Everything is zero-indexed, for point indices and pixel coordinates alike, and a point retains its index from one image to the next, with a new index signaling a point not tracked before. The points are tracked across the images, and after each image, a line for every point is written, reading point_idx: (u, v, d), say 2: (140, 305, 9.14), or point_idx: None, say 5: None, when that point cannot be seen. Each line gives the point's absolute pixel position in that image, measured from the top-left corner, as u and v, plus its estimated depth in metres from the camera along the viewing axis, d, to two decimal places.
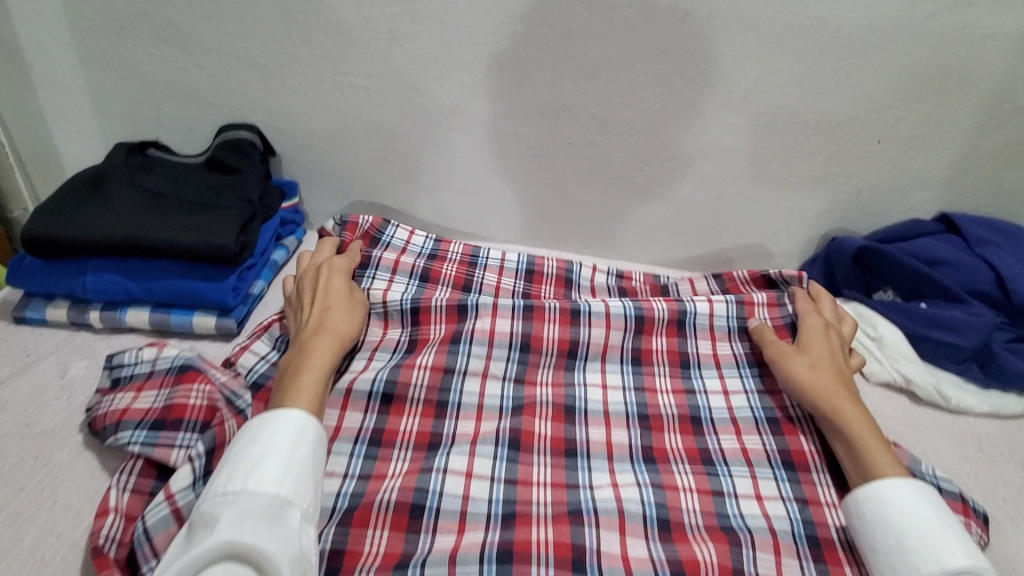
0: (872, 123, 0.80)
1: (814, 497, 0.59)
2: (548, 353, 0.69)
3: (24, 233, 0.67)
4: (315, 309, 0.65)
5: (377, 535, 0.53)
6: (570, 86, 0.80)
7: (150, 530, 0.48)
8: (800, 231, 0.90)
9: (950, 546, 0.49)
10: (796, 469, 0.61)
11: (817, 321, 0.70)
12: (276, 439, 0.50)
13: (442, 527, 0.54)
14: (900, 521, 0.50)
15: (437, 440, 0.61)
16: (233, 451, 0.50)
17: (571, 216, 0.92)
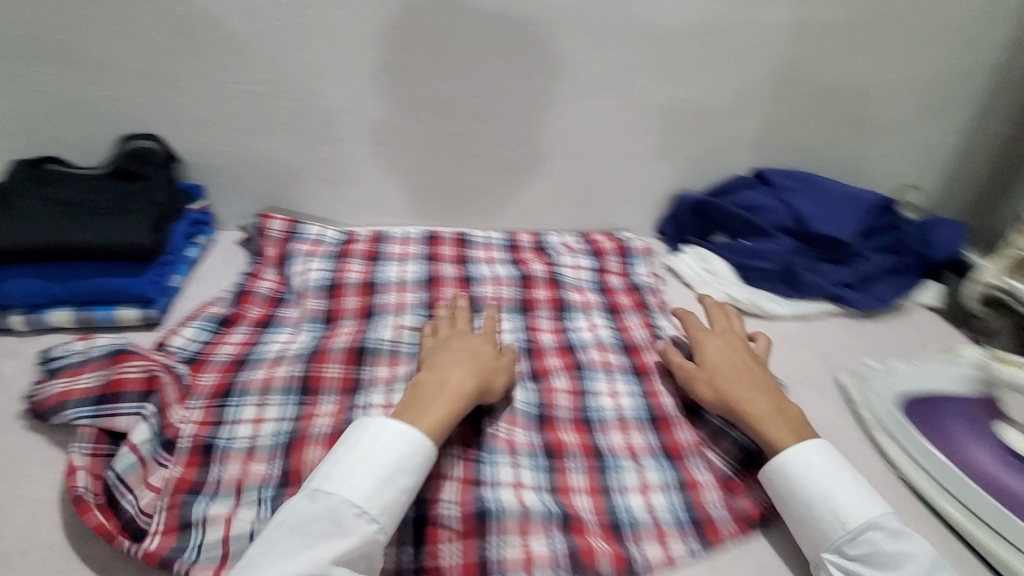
0: (696, 99, 0.99)
1: (655, 389, 0.74)
2: (450, 308, 0.83)
3: None
4: (455, 355, 0.66)
5: (316, 453, 0.62)
6: (447, 82, 0.93)
7: (121, 474, 0.58)
8: (655, 193, 1.08)
9: (855, 507, 0.55)
10: (643, 376, 0.76)
11: (705, 333, 0.76)
12: (397, 464, 0.53)
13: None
14: (808, 492, 0.56)
15: (359, 382, 0.71)
16: (363, 455, 0.53)
17: (465, 196, 1.05)
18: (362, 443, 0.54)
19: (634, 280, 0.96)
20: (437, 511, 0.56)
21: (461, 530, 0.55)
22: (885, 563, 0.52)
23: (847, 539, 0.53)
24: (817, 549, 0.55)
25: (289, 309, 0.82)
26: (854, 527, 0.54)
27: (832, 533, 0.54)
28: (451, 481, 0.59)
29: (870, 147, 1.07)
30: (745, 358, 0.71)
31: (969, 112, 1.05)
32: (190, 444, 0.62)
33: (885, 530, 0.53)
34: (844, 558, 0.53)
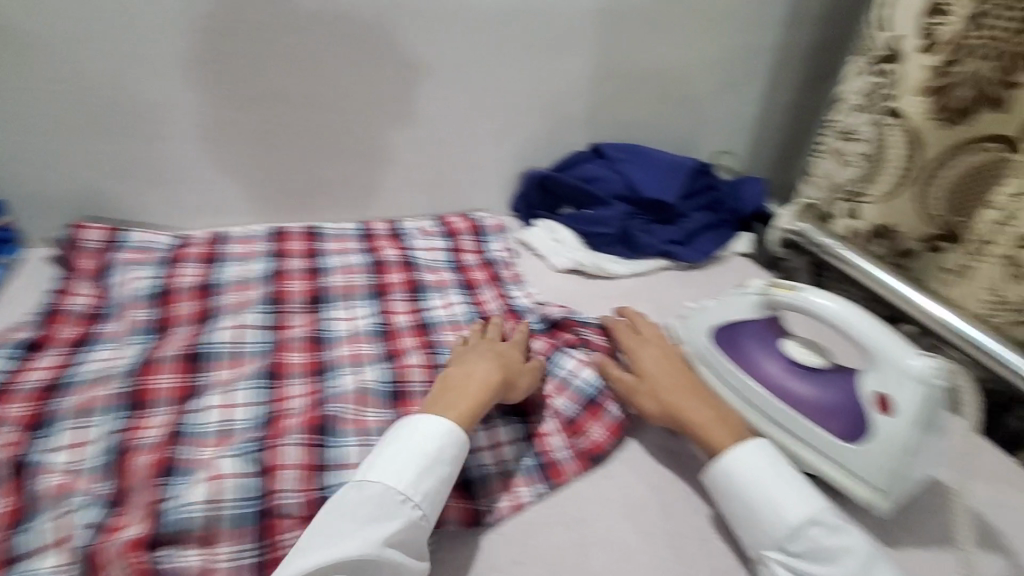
0: (527, 81, 1.04)
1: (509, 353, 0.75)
2: (296, 302, 0.80)
3: None
4: (487, 351, 0.67)
5: (145, 458, 0.58)
6: (275, 71, 0.90)
7: None
8: (504, 173, 1.12)
9: (793, 502, 0.54)
10: None
11: (637, 341, 0.72)
12: (437, 454, 0.55)
13: (205, 442, 0.61)
14: (746, 492, 0.56)
15: (196, 390, 0.67)
16: (405, 443, 0.55)
17: (312, 190, 1.02)
18: (403, 434, 0.56)
19: (488, 257, 0.98)
20: (277, 502, 0.55)
21: (305, 516, 0.54)
22: (825, 556, 0.51)
23: (788, 538, 0.52)
24: (761, 547, 0.54)
25: (112, 323, 0.75)
26: (795, 522, 0.53)
27: (774, 532, 0.53)
28: (291, 470, 0.57)
29: (685, 118, 1.19)
30: (679, 364, 0.68)
31: (763, 83, 1.20)
32: (5, 469, 0.57)
33: (825, 525, 0.52)
34: (787, 555, 0.53)
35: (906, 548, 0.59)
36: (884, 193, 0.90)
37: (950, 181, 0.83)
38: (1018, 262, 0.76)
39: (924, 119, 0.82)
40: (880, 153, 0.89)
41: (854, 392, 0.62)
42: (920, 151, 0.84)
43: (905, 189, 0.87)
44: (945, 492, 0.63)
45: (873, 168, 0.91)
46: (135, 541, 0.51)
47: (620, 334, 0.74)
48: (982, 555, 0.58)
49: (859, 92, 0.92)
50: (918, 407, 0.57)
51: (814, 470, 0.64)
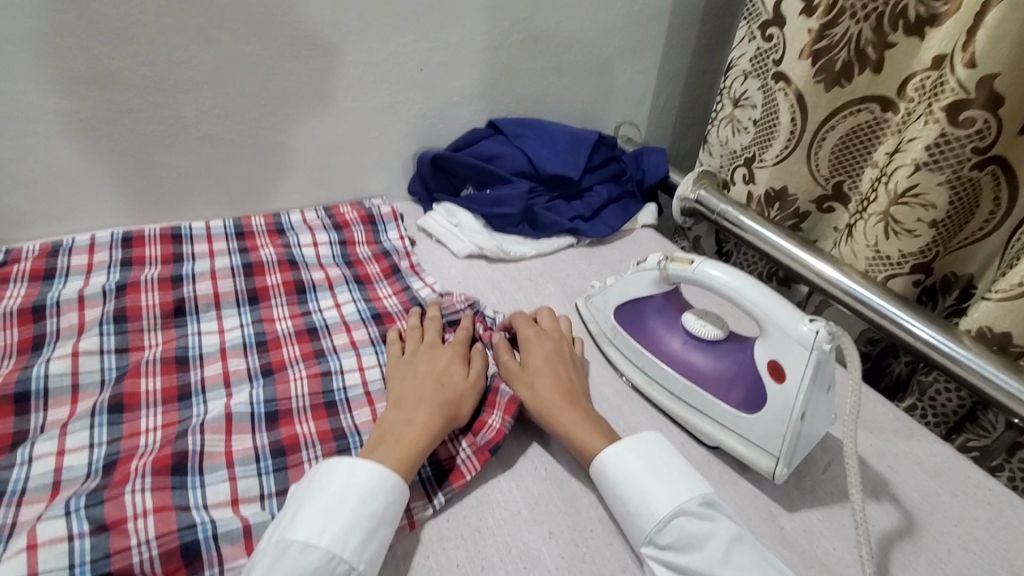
0: (410, 54, 0.95)
1: None
2: (151, 316, 0.69)
3: None
4: (425, 377, 0.61)
5: None
6: (100, 49, 0.76)
7: None
8: (396, 154, 1.04)
9: (660, 493, 0.52)
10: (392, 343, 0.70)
11: (534, 331, 0.69)
12: (383, 508, 0.49)
13: (29, 499, 0.51)
14: (620, 488, 0.53)
15: (23, 437, 0.56)
16: (354, 500, 0.48)
17: (172, 184, 0.89)
18: (353, 486, 0.49)
19: (383, 246, 0.89)
20: (126, 562, 0.46)
21: (166, 572, 0.46)
22: (693, 544, 0.49)
23: (656, 530, 0.50)
24: (639, 543, 0.52)
25: None
26: (662, 516, 0.50)
27: (643, 525, 0.51)
28: (139, 518, 0.48)
29: (581, 89, 1.16)
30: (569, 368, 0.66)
31: (658, 50, 1.18)
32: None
33: (692, 514, 0.50)
34: (659, 548, 0.50)
35: (802, 511, 0.59)
36: (776, 158, 0.90)
37: (832, 144, 0.86)
38: (893, 220, 0.78)
39: (808, 82, 0.82)
40: (770, 118, 0.89)
41: (750, 361, 0.62)
42: (805, 114, 0.84)
43: (794, 152, 0.88)
44: (837, 450, 0.64)
45: (765, 133, 0.91)
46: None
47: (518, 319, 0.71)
48: (870, 508, 0.59)
49: (748, 58, 0.91)
50: (806, 375, 0.56)
51: (717, 443, 0.63)
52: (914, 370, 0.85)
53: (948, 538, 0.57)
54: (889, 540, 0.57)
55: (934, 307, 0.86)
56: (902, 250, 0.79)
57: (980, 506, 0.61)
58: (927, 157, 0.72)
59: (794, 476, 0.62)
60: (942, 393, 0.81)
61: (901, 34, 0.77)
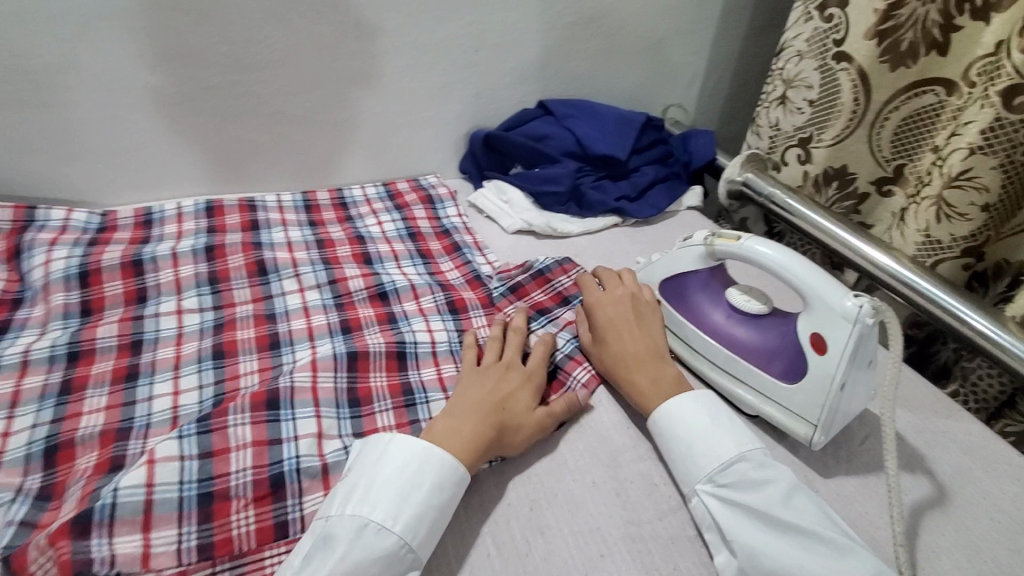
0: (466, 35, 0.99)
1: (469, 325, 0.74)
2: (239, 277, 0.76)
3: None
4: (491, 382, 0.61)
5: (89, 456, 0.55)
6: (186, 28, 0.82)
7: None
8: (449, 133, 1.09)
9: (724, 439, 0.56)
10: (458, 312, 0.76)
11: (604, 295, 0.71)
12: (446, 502, 0.52)
13: (153, 433, 0.57)
14: (687, 429, 0.58)
15: (136, 369, 0.63)
16: (426, 490, 0.51)
17: (244, 157, 0.96)
18: (427, 474, 0.52)
19: (442, 222, 0.94)
20: (226, 484, 0.53)
21: (255, 498, 0.53)
22: (751, 487, 0.53)
23: (718, 471, 0.55)
24: (693, 482, 0.56)
25: (30, 308, 0.69)
26: (726, 458, 0.55)
27: (706, 465, 0.55)
28: (240, 449, 0.55)
29: (630, 71, 1.17)
30: (639, 337, 0.67)
31: (708, 33, 1.18)
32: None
33: (753, 461, 0.54)
34: (716, 487, 0.54)
35: (837, 477, 0.61)
36: (835, 138, 0.90)
37: (895, 123, 0.86)
38: (946, 204, 0.77)
39: (872, 62, 0.83)
40: (830, 97, 0.89)
41: (793, 335, 0.64)
42: (869, 93, 0.85)
43: (854, 132, 0.89)
44: (874, 424, 0.66)
45: (823, 113, 0.91)
46: (59, 532, 0.47)
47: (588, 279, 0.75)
48: (904, 479, 0.62)
49: (803, 38, 0.90)
50: (848, 347, 0.59)
51: (757, 412, 0.66)
52: (959, 356, 0.85)
53: (978, 509, 0.59)
54: (921, 509, 0.59)
55: (984, 294, 0.85)
56: (953, 234, 0.78)
57: (1012, 482, 0.62)
58: (982, 140, 0.72)
59: (830, 446, 0.65)
60: (984, 379, 0.82)
61: (968, 18, 0.76)
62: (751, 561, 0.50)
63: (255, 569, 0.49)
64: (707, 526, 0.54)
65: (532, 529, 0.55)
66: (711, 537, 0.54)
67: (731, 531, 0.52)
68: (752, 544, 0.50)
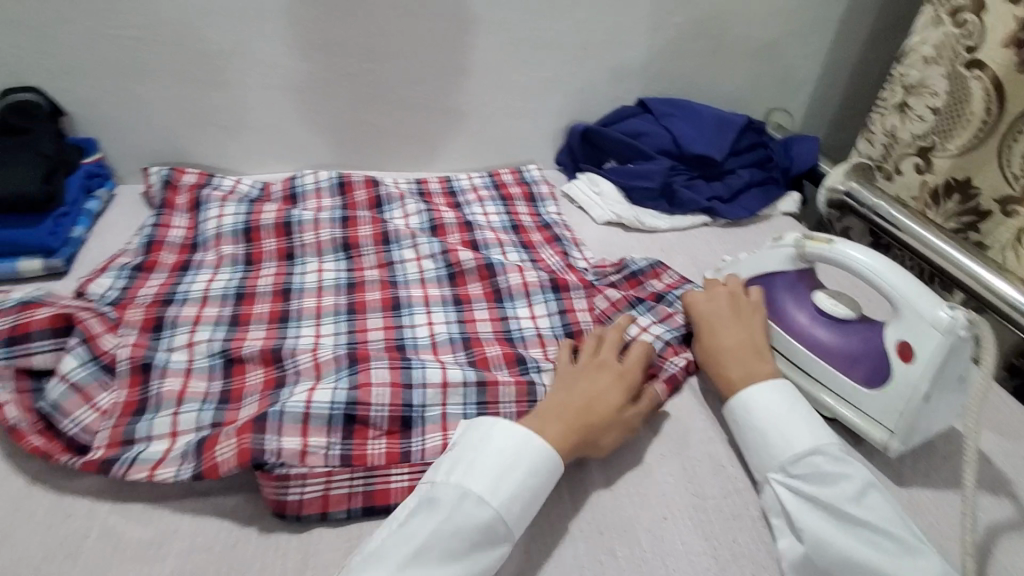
0: (574, 33, 1.04)
1: (571, 306, 0.80)
2: (368, 245, 0.87)
3: None
4: (578, 381, 0.62)
5: (256, 373, 0.66)
6: (334, 21, 0.94)
7: (56, 402, 0.58)
8: (550, 126, 1.15)
9: (802, 433, 0.57)
10: (560, 290, 0.82)
11: (711, 307, 0.71)
12: (537, 486, 0.53)
13: (301, 352, 0.67)
14: (763, 420, 0.59)
15: (287, 313, 0.75)
16: (522, 473, 0.52)
17: (369, 138, 1.08)
18: (523, 459, 0.53)
19: (545, 216, 1.01)
20: (367, 413, 0.60)
21: (388, 430, 0.61)
22: (822, 480, 0.54)
23: (791, 461, 0.56)
24: (766, 470, 0.58)
25: (205, 253, 0.83)
26: (801, 450, 0.56)
27: (778, 455, 0.57)
28: (381, 387, 0.62)
29: (735, 73, 1.18)
30: (750, 347, 0.66)
31: (819, 37, 1.16)
32: (127, 366, 0.63)
33: (828, 454, 0.55)
34: (788, 476, 0.56)
35: (912, 487, 0.62)
36: (960, 148, 0.86)
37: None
38: None
39: (1009, 70, 0.79)
40: (957, 105, 0.86)
41: (877, 342, 0.64)
42: (1003, 103, 0.80)
43: (983, 143, 0.84)
44: (959, 443, 0.65)
45: (948, 121, 0.87)
46: (245, 426, 0.56)
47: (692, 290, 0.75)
48: (986, 499, 0.61)
49: (931, 44, 0.89)
50: (936, 359, 0.59)
51: (835, 415, 0.67)
52: None
53: None
54: (1001, 530, 0.58)
55: None
56: None
57: None
58: None
59: (909, 457, 0.64)
60: None
61: None
62: (816, 549, 0.51)
63: (382, 483, 0.57)
64: (776, 512, 0.56)
65: (603, 486, 0.60)
66: (777, 522, 0.56)
67: (798, 520, 0.53)
68: (819, 535, 0.51)
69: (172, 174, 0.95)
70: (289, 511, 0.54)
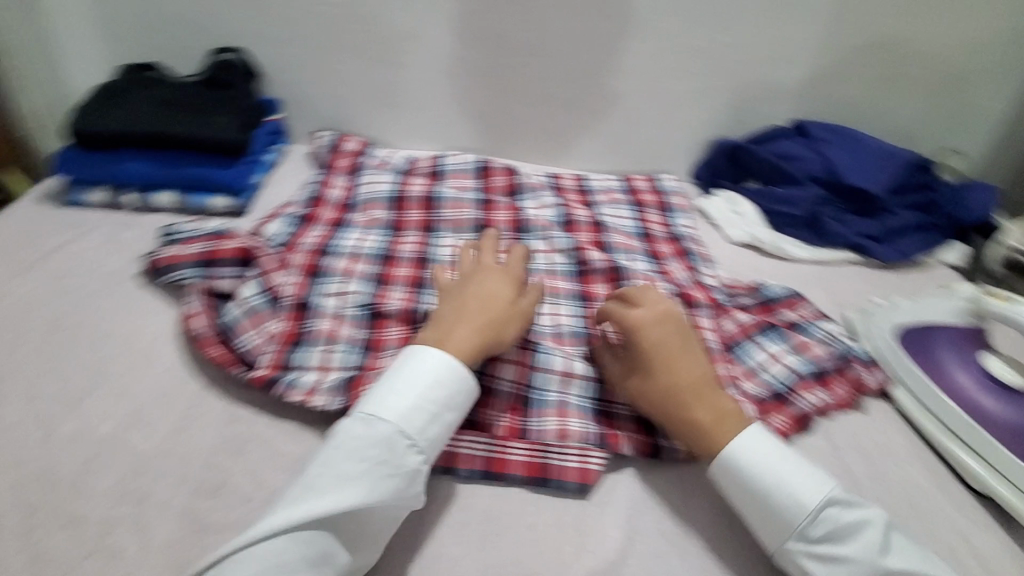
0: (737, 46, 1.01)
1: (699, 322, 0.77)
2: (502, 230, 0.90)
3: (77, 128, 0.85)
4: (463, 295, 0.64)
5: (396, 329, 0.70)
6: (504, 15, 0.99)
7: (235, 319, 0.67)
8: (694, 139, 1.12)
9: (803, 481, 0.54)
10: (689, 306, 0.80)
11: (649, 325, 0.63)
12: (442, 398, 0.56)
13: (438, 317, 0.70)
14: (763, 478, 0.55)
15: (424, 280, 0.79)
16: (421, 389, 0.55)
17: (513, 128, 1.11)
18: (422, 375, 0.56)
19: (678, 228, 0.99)
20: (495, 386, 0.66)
21: (511, 406, 0.66)
22: (845, 534, 0.52)
23: (808, 523, 0.52)
24: (782, 539, 0.54)
25: (359, 213, 0.91)
26: (811, 506, 0.53)
27: (793, 520, 0.53)
28: (508, 363, 0.67)
29: (908, 106, 1.08)
30: (694, 379, 0.60)
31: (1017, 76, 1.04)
32: (289, 301, 0.70)
33: (840, 504, 0.53)
34: (810, 541, 0.53)
35: None
36: None
37: None
38: None
39: None
40: None
41: None
42: None
43: None
44: None
45: None
46: None
47: (614, 310, 0.65)
48: None
49: None
50: None
51: (982, 488, 0.65)
52: None
53: None
54: None
55: None
56: None
57: None
58: None
59: None
60: None
61: None
62: None
63: (501, 451, 0.62)
64: None
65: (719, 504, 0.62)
66: None
67: None
68: None
69: (336, 138, 1.05)
70: None
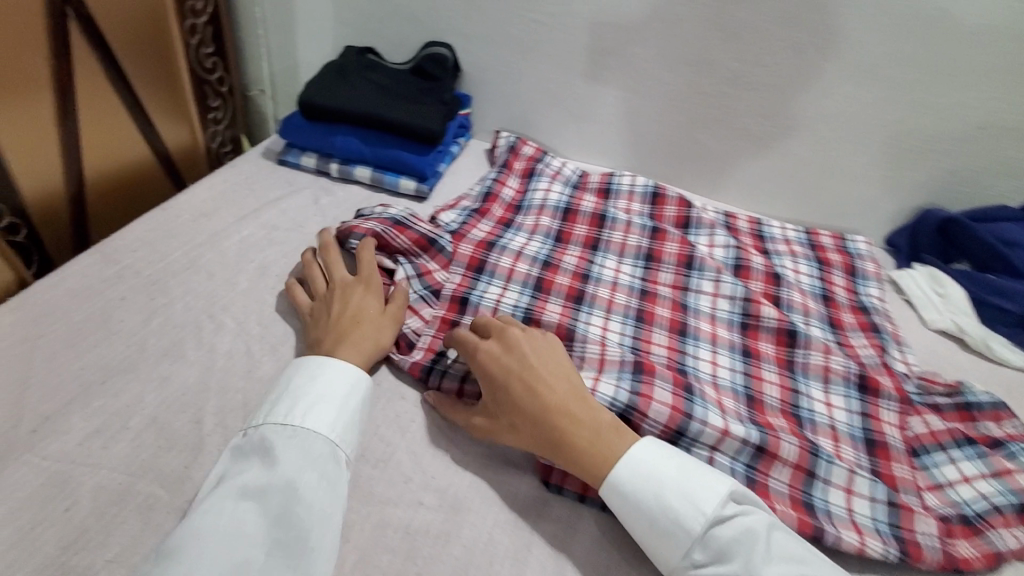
0: (980, 109, 0.89)
1: (877, 414, 0.71)
2: (669, 262, 0.87)
3: (304, 99, 0.95)
4: (333, 311, 0.67)
5: None
6: (715, 43, 0.94)
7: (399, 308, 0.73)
8: (897, 202, 1.00)
9: (681, 496, 0.52)
10: (867, 392, 0.72)
11: (478, 356, 0.62)
12: (344, 392, 0.57)
13: (593, 342, 0.70)
14: (643, 504, 0.53)
15: (583, 295, 0.79)
16: (318, 389, 0.56)
17: (694, 157, 1.07)
18: (315, 381, 0.57)
19: (862, 300, 0.89)
20: (641, 424, 0.62)
21: None
22: (730, 552, 0.50)
23: (694, 546, 0.51)
24: (676, 567, 0.53)
25: (527, 216, 0.93)
26: (694, 527, 0.51)
27: (679, 545, 0.52)
28: (662, 405, 0.62)
29: None
30: (530, 408, 0.58)
31: None
32: (450, 294, 0.76)
33: (722, 520, 0.51)
34: (698, 565, 0.51)
35: None
36: None
37: None
38: None
39: None
40: None
41: None
42: None
43: None
44: None
45: None
46: None
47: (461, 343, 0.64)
48: None
49: None
50: None
51: None
52: None
53: None
54: None
55: None
56: None
57: None
58: None
59: None
60: None
61: None
62: None
63: None
64: None
65: None
66: None
67: None
68: None
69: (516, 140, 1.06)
70: (552, 481, 0.61)
